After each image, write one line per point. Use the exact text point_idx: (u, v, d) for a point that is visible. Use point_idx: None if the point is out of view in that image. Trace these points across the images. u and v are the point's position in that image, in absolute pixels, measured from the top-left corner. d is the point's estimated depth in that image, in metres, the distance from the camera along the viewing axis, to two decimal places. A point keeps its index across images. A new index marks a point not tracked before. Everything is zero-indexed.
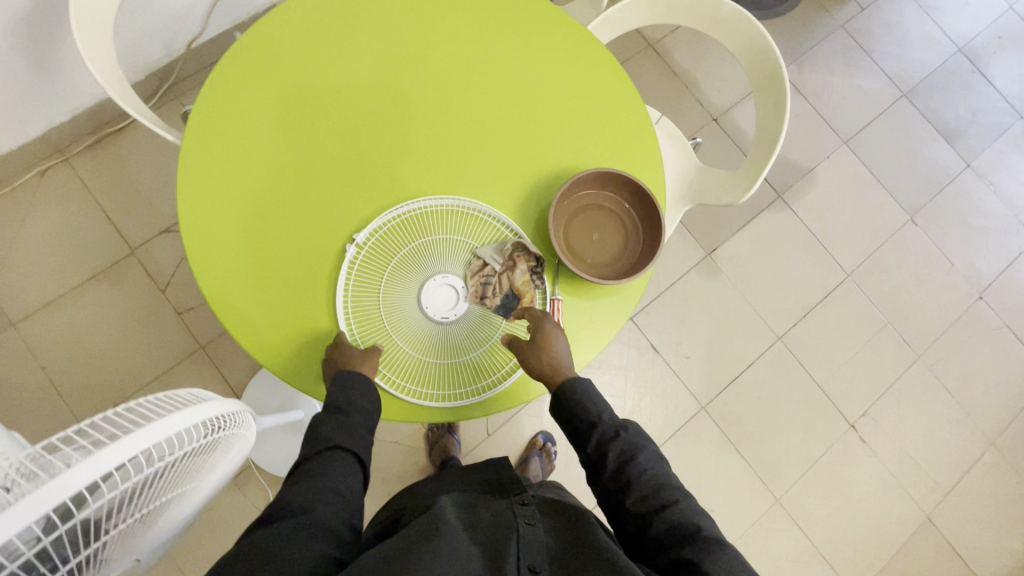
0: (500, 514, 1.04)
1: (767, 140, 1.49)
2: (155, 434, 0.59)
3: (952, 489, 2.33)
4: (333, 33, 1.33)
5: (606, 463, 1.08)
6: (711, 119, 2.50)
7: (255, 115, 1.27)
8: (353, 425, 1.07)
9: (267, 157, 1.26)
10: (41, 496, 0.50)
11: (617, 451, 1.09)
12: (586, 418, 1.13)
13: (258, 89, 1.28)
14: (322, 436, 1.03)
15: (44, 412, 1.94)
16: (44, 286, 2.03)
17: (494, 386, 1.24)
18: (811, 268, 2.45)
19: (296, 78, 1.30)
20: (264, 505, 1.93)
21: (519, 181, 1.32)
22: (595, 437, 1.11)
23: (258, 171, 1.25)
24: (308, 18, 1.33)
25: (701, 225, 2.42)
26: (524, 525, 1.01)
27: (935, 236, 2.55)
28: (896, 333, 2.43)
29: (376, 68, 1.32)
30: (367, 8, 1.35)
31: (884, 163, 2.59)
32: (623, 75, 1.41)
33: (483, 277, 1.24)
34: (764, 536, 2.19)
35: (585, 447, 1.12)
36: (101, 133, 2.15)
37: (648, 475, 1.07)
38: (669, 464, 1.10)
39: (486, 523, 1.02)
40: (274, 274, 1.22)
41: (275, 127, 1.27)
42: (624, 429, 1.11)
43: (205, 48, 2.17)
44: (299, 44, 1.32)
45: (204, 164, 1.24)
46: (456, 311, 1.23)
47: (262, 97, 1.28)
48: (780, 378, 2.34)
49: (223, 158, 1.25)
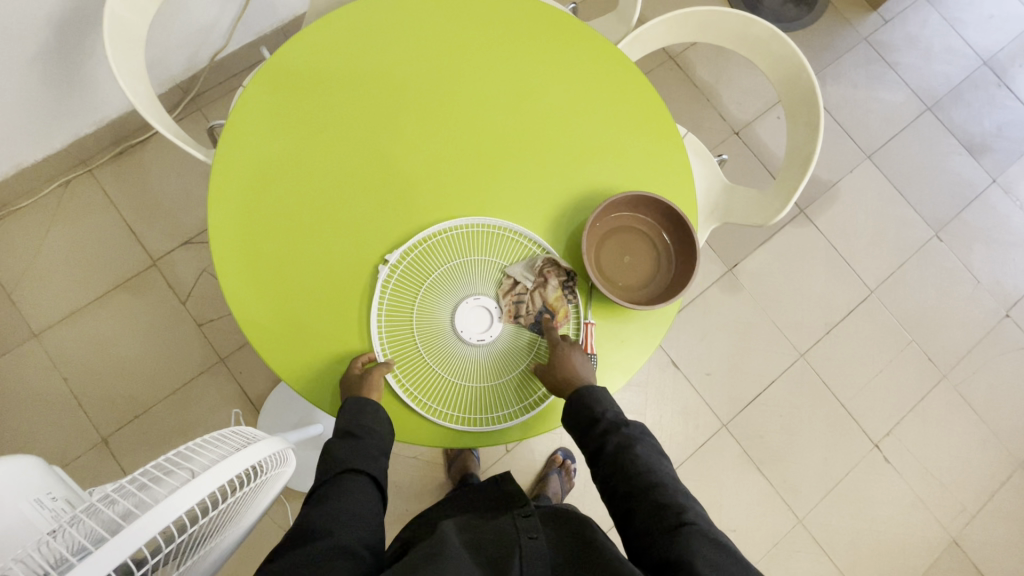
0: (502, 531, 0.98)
1: (798, 159, 1.48)
2: (202, 490, 0.59)
3: (979, 511, 2.28)
4: (364, 52, 1.33)
5: (605, 454, 1.08)
6: (733, 133, 2.47)
7: (286, 135, 1.27)
8: (365, 447, 1.04)
9: (299, 177, 1.25)
10: (97, 559, 0.51)
11: (617, 443, 1.08)
12: (589, 412, 1.11)
13: (289, 109, 1.28)
14: (337, 461, 1.01)
15: (65, 424, 1.94)
16: (66, 297, 2.04)
17: (534, 407, 1.23)
18: (834, 284, 2.41)
19: (327, 97, 1.30)
20: (282, 520, 1.91)
21: (550, 200, 1.31)
22: (596, 430, 1.11)
23: (290, 191, 1.24)
24: (338, 37, 1.33)
25: (722, 239, 2.39)
26: (527, 539, 0.96)
27: (961, 252, 2.51)
28: (921, 350, 2.39)
29: (406, 86, 1.32)
30: (396, 27, 1.35)
31: (908, 178, 2.55)
32: (655, 93, 1.40)
33: (516, 296, 1.23)
34: (786, 558, 2.15)
35: (587, 440, 1.11)
36: (124, 144, 2.16)
37: (646, 468, 1.05)
38: (671, 462, 1.09)
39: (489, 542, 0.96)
40: (305, 295, 1.21)
41: (303, 144, 1.27)
42: (626, 426, 1.11)
43: (229, 61, 2.18)
44: (329, 63, 1.31)
45: (236, 185, 1.24)
46: (488, 331, 1.22)
47: (291, 115, 1.28)
48: (803, 395, 2.30)
49: (255, 179, 1.24)
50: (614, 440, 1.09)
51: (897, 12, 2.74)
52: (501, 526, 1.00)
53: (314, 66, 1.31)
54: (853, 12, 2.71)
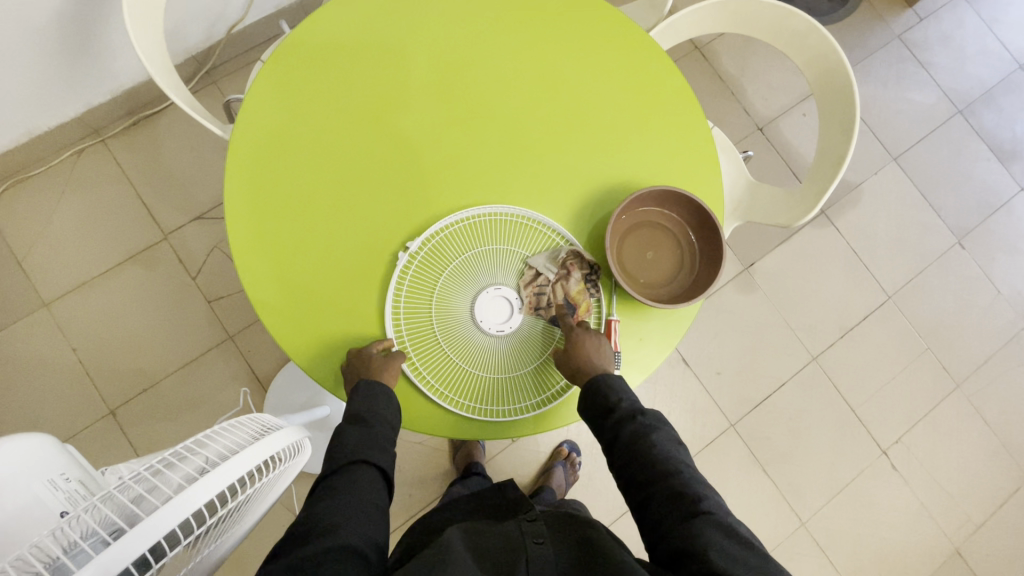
0: (506, 533, 0.95)
1: (830, 159, 1.43)
2: (224, 482, 0.59)
3: (984, 523, 2.26)
4: (388, 30, 1.28)
5: (619, 443, 1.04)
6: (757, 128, 2.42)
7: (306, 114, 1.23)
8: (376, 436, 1.03)
9: (318, 158, 1.22)
10: (121, 547, 0.52)
11: (633, 432, 1.04)
12: (604, 400, 1.08)
13: (310, 87, 1.25)
14: (347, 447, 1.00)
15: (73, 394, 1.94)
16: (77, 267, 2.03)
17: (552, 401, 1.21)
18: (851, 288, 2.37)
19: (350, 76, 1.26)
20: (287, 500, 1.92)
21: (575, 191, 1.27)
22: (611, 419, 1.07)
23: (309, 173, 1.21)
24: (362, 14, 1.29)
25: (740, 237, 2.35)
26: (533, 543, 0.92)
27: (982, 261, 2.46)
28: (935, 359, 2.36)
29: (431, 68, 1.28)
30: (422, 6, 1.30)
31: (934, 182, 2.49)
32: (687, 85, 1.35)
33: (536, 287, 1.20)
34: (787, 561, 2.14)
35: (601, 428, 1.08)
36: (138, 115, 2.13)
37: (662, 457, 1.01)
38: (689, 451, 1.06)
39: (493, 544, 0.92)
40: (321, 280, 1.19)
41: (324, 124, 1.23)
42: (642, 414, 1.07)
43: (246, 33, 2.14)
44: (352, 41, 1.27)
45: (255, 164, 1.21)
46: (508, 322, 1.20)
47: (312, 94, 1.24)
48: (813, 399, 2.28)
49: (274, 158, 1.21)
50: (630, 429, 1.05)
51: (933, 10, 2.65)
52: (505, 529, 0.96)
53: (332, 44, 1.27)
54: (887, 8, 2.63)
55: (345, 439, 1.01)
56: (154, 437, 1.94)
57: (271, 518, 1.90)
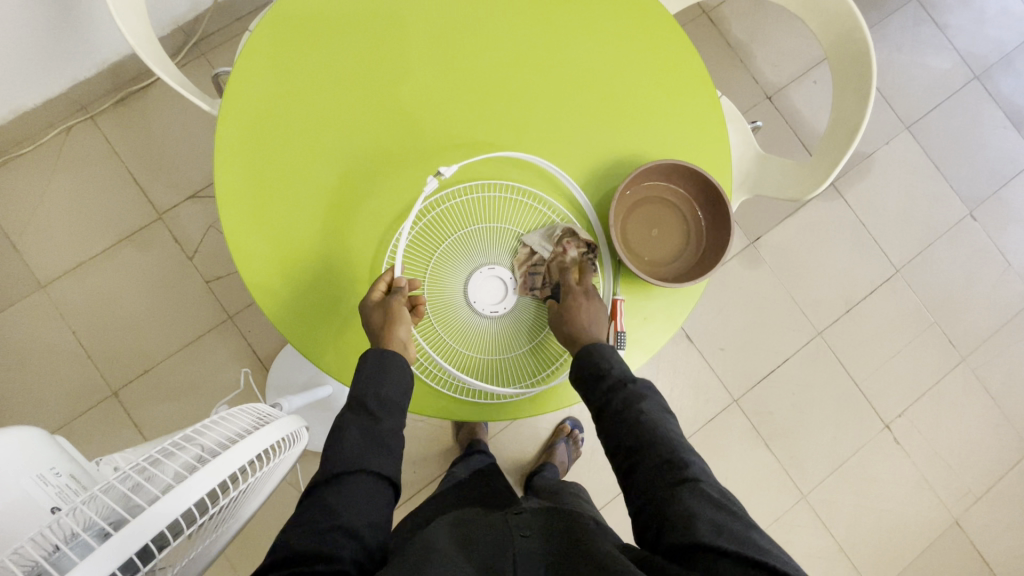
0: (492, 528, 0.92)
1: (843, 128, 1.38)
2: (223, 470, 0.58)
3: (984, 495, 2.28)
4: None
5: (609, 411, 1.02)
6: (765, 97, 2.33)
7: (295, 86, 1.18)
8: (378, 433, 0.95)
9: (308, 133, 1.17)
10: (118, 543, 0.50)
11: (622, 400, 1.02)
12: (594, 368, 1.06)
13: (298, 58, 1.19)
14: (345, 456, 0.90)
15: (74, 376, 1.94)
16: (72, 249, 2.00)
17: (545, 381, 1.19)
18: (858, 261, 2.33)
19: (340, 45, 1.20)
20: (292, 478, 1.93)
21: (577, 164, 1.23)
22: (601, 387, 1.05)
23: (299, 149, 1.17)
24: None
25: (746, 211, 2.30)
26: (519, 536, 0.89)
27: (994, 233, 2.40)
28: (942, 333, 2.33)
29: (424, 36, 1.21)
30: None
31: (947, 152, 2.42)
32: (693, 52, 1.28)
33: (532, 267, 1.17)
34: (788, 532, 2.17)
35: (591, 398, 1.06)
36: (126, 91, 2.06)
37: (651, 423, 0.99)
38: (677, 419, 1.04)
39: (481, 540, 0.89)
40: (315, 261, 1.16)
41: (314, 97, 1.18)
42: (632, 382, 1.05)
43: (233, 2, 2.05)
44: (343, 7, 1.21)
45: (244, 141, 1.16)
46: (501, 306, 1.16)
47: (301, 64, 1.19)
48: (816, 374, 2.27)
49: (263, 134, 1.17)
50: (622, 396, 1.03)
51: None
52: (490, 527, 0.93)
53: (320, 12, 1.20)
54: None
55: (344, 444, 0.92)
56: (158, 418, 1.94)
57: (278, 496, 1.92)
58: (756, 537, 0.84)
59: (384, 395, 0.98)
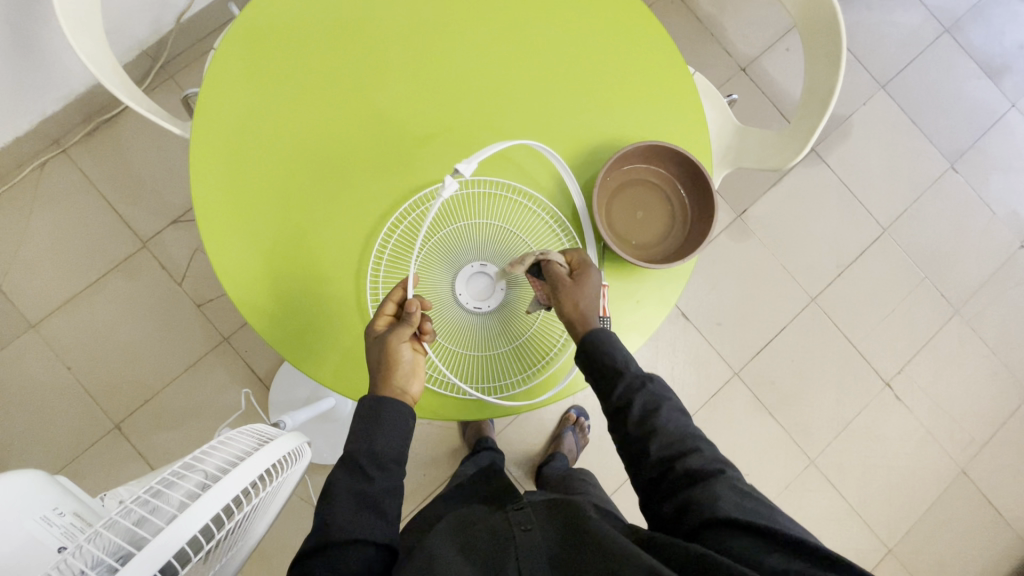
0: (495, 525, 0.95)
1: (817, 94, 1.38)
2: (227, 493, 0.58)
3: (988, 442, 2.31)
4: None
5: (629, 413, 0.99)
6: (738, 69, 2.33)
7: (266, 93, 1.17)
8: (375, 497, 0.91)
9: (283, 140, 1.16)
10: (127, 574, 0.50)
11: (641, 401, 0.99)
12: (609, 368, 1.02)
13: (267, 64, 1.18)
14: (339, 525, 0.87)
15: (74, 412, 1.93)
16: (58, 285, 1.98)
17: (536, 375, 1.20)
18: (846, 224, 2.34)
19: (309, 48, 1.19)
20: (303, 492, 1.93)
21: (556, 155, 1.22)
22: (617, 387, 1.01)
23: (275, 157, 1.16)
24: None
25: (730, 184, 2.30)
26: (521, 532, 0.92)
27: (976, 183, 2.42)
28: (933, 287, 2.35)
29: (392, 33, 1.20)
30: None
31: (924, 107, 2.43)
32: (664, 32, 1.28)
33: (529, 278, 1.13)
34: (799, 497, 2.19)
35: (608, 396, 1.02)
36: (97, 121, 2.03)
37: (672, 422, 0.98)
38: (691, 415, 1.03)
39: (483, 541, 0.92)
40: (300, 270, 1.15)
41: (286, 103, 1.17)
42: (649, 380, 1.02)
43: (196, 21, 2.02)
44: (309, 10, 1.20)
45: (218, 152, 1.15)
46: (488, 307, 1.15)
47: (271, 71, 1.18)
48: (814, 339, 2.29)
49: (237, 145, 1.16)
50: (639, 399, 0.99)
51: None
52: (495, 523, 0.96)
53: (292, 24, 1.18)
54: None
55: (337, 509, 0.88)
56: (163, 446, 1.94)
57: (292, 512, 1.93)
58: (780, 518, 0.86)
59: (379, 448, 0.94)
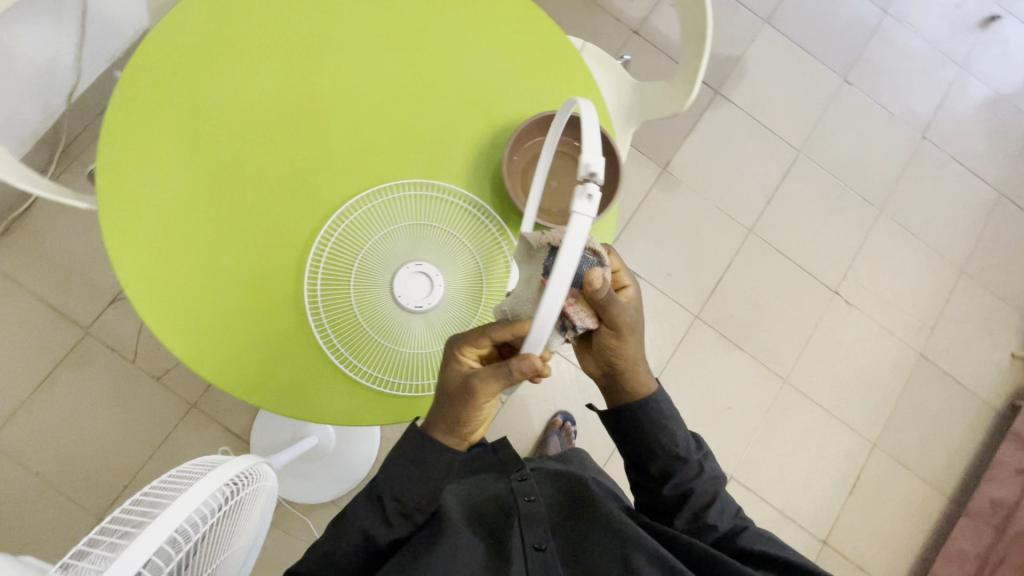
0: (503, 496, 1.10)
1: (695, 37, 1.46)
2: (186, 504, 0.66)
3: (937, 323, 2.46)
4: (225, 43, 1.20)
5: (687, 505, 1.06)
6: (632, 32, 2.43)
7: (169, 154, 1.16)
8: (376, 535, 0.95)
9: (199, 197, 1.16)
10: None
11: (701, 492, 1.06)
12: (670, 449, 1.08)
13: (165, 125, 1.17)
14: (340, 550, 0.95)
15: (53, 516, 1.87)
16: (5, 393, 1.91)
17: None
18: (764, 154, 2.47)
19: (203, 100, 1.18)
20: (308, 535, 1.92)
21: (465, 148, 1.26)
22: (675, 476, 1.08)
23: (194, 214, 1.16)
24: (192, 32, 1.20)
25: (650, 141, 2.40)
26: (524, 501, 1.06)
27: (871, 91, 2.58)
28: (855, 194, 2.50)
29: (283, 69, 1.22)
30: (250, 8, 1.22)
31: (808, 31, 2.58)
32: (541, 14, 1.34)
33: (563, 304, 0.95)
34: (782, 417, 2.30)
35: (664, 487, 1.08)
36: (7, 219, 1.97)
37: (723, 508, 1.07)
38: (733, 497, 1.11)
39: (490, 515, 1.06)
40: (246, 317, 1.16)
41: (192, 160, 1.17)
42: (705, 467, 1.09)
43: (87, 97, 1.98)
44: (194, 63, 1.19)
45: (134, 223, 1.14)
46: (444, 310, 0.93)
47: (168, 131, 1.17)
48: (761, 268, 2.40)
49: (153, 211, 1.15)
50: (700, 487, 1.06)
51: None
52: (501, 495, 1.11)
53: (179, 75, 1.18)
54: None
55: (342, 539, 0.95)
56: None
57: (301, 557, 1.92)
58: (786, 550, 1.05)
59: (403, 495, 0.96)
